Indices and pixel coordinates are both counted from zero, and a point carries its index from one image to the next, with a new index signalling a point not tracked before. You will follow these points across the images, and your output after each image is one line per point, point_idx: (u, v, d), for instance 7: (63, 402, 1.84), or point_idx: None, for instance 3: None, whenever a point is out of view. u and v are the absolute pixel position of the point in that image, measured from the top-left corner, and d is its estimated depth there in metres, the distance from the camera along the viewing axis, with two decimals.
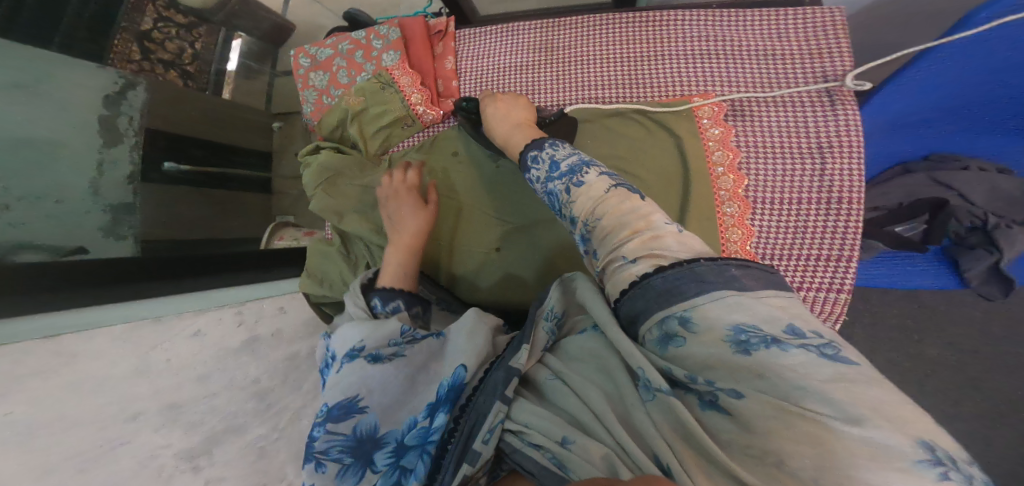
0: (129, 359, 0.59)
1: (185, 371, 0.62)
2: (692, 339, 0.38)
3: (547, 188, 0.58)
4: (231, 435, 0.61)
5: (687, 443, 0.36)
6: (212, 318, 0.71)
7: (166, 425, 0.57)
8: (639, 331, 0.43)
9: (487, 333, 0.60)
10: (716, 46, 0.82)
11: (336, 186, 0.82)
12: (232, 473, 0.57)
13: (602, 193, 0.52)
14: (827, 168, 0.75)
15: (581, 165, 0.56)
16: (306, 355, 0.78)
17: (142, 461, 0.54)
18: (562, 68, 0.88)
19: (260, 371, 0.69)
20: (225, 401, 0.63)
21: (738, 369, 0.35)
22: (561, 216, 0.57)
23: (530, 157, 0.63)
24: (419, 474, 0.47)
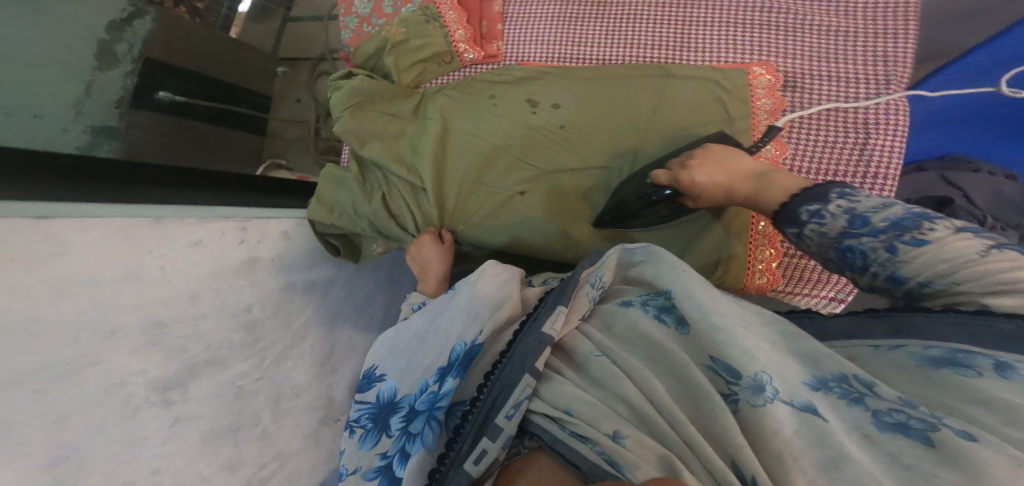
0: (122, 263, 0.51)
1: (177, 283, 0.56)
2: (996, 381, 0.34)
3: (841, 242, 0.45)
4: (210, 368, 0.58)
5: (808, 453, 0.35)
6: (215, 230, 0.65)
7: (144, 346, 0.52)
8: (903, 340, 0.40)
9: (517, 293, 0.59)
10: (777, 17, 0.74)
11: (365, 112, 0.76)
12: (204, 413, 0.57)
13: (970, 254, 0.39)
14: (868, 147, 0.70)
15: (917, 217, 0.42)
16: (302, 286, 0.75)
17: (110, 387, 0.48)
18: (613, 24, 0.80)
19: (253, 298, 0.66)
20: (212, 327, 0.59)
21: (1022, 420, 0.32)
22: (852, 270, 0.46)
23: (798, 208, 0.50)
24: (426, 441, 0.47)
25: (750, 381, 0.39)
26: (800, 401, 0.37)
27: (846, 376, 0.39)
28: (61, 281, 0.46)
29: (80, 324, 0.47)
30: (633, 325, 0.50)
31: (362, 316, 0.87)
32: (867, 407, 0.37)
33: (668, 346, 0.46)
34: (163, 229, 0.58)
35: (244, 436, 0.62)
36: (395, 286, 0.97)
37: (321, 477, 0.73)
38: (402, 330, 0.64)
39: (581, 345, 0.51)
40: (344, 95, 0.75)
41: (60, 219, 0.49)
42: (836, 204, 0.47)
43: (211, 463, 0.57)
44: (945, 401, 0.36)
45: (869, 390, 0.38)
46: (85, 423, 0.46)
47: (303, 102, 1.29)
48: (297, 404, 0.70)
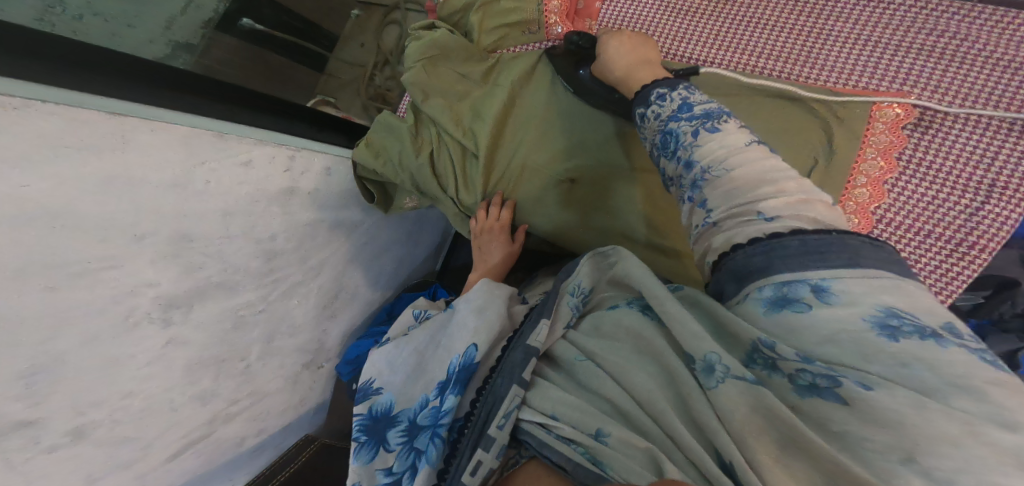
0: (174, 166, 0.47)
1: (217, 199, 0.52)
2: (824, 309, 0.30)
3: (668, 126, 0.46)
4: (220, 292, 0.55)
5: (767, 431, 0.31)
6: (268, 153, 0.60)
7: (167, 257, 0.48)
8: (747, 288, 0.35)
9: (504, 302, 0.54)
10: (933, 41, 0.58)
11: (437, 68, 0.69)
12: (196, 340, 0.54)
13: (742, 145, 0.41)
14: (985, 213, 0.56)
15: (720, 113, 0.44)
16: (329, 225, 0.72)
17: (119, 295, 0.44)
18: (725, 21, 0.67)
19: (281, 227, 0.62)
20: (235, 249, 0.56)
21: (875, 352, 0.28)
22: (664, 157, 0.46)
23: (651, 92, 0.51)
24: (431, 458, 0.42)
25: (702, 364, 0.35)
26: (752, 376, 0.32)
27: (756, 343, 0.33)
28: (114, 175, 0.41)
29: (111, 223, 0.42)
30: (616, 322, 0.43)
31: (374, 267, 0.84)
32: (783, 375, 0.32)
33: (650, 335, 0.39)
34: (224, 144, 0.54)
35: (227, 369, 0.60)
36: (411, 243, 0.94)
37: (288, 420, 0.73)
38: (402, 343, 0.57)
39: (564, 350, 0.44)
40: (417, 44, 0.68)
41: (132, 117, 0.44)
42: (681, 92, 0.48)
43: (186, 392, 0.55)
44: (803, 343, 0.31)
45: (774, 353, 0.31)
46: (78, 331, 0.42)
47: (367, 48, 1.16)
48: (286, 345, 0.68)
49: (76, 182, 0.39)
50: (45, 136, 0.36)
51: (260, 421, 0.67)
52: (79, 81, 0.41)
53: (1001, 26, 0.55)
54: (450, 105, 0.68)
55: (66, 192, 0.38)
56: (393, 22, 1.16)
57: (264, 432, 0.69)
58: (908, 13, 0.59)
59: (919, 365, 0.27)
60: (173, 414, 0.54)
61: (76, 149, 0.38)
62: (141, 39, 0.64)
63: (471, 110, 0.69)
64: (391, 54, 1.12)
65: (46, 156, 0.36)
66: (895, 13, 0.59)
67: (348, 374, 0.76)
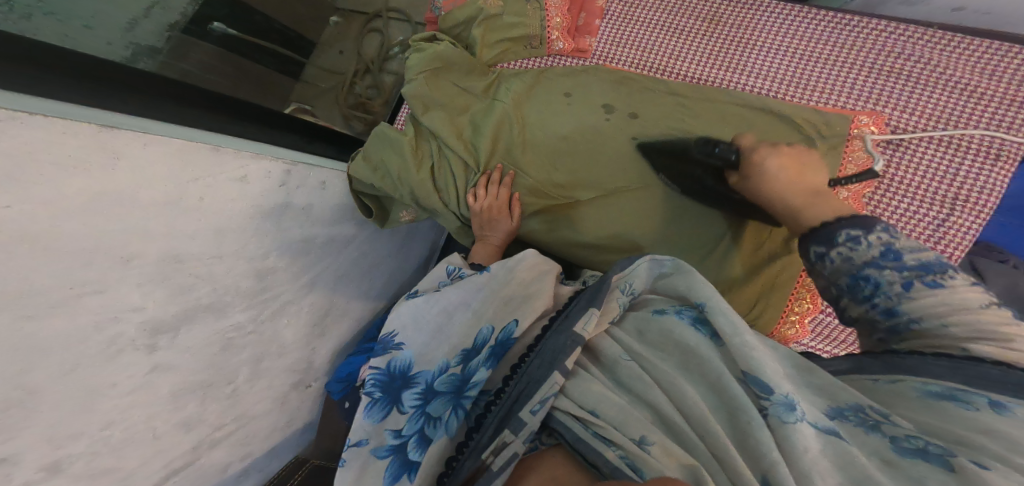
0: (165, 184, 0.44)
1: (210, 217, 0.49)
2: (990, 414, 0.33)
3: (862, 270, 0.44)
4: (209, 315, 0.52)
5: (834, 474, 0.32)
6: (262, 169, 0.57)
7: (155, 280, 0.44)
8: (899, 375, 0.39)
9: (552, 281, 0.58)
10: (903, 65, 0.64)
11: (439, 81, 0.69)
12: (184, 364, 0.50)
13: (972, 305, 0.39)
14: (949, 225, 0.61)
15: (936, 264, 0.42)
16: (321, 241, 0.69)
17: (102, 323, 0.41)
18: (717, 41, 0.71)
19: (273, 245, 0.59)
20: (226, 270, 0.52)
21: (1013, 444, 0.31)
22: (851, 297, 0.46)
23: (837, 230, 0.47)
24: (449, 428, 0.45)
25: (782, 400, 0.37)
26: (824, 426, 0.35)
27: (862, 407, 0.37)
28: (102, 194, 0.39)
29: (98, 243, 0.39)
30: (667, 332, 0.45)
31: (365, 282, 0.82)
32: (884, 434, 0.35)
33: (707, 357, 0.41)
34: (218, 157, 0.52)
35: (213, 395, 0.56)
36: (400, 257, 0.92)
37: (274, 444, 0.69)
38: (431, 300, 0.57)
39: (608, 346, 0.47)
40: (420, 55, 0.68)
41: (124, 130, 0.42)
42: (878, 234, 0.44)
43: (170, 419, 0.51)
44: (940, 429, 0.34)
45: (886, 419, 0.36)
46: (55, 362, 0.38)
47: (346, 56, 1.13)
48: (275, 365, 0.65)
49: (62, 202, 0.36)
50: (29, 152, 0.34)
51: (246, 446, 0.63)
52: (61, 95, 0.39)
53: (961, 53, 0.62)
54: (452, 121, 0.68)
55: (50, 212, 0.35)
56: (373, 30, 1.13)
57: (251, 457, 0.65)
58: (880, 38, 0.65)
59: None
60: (155, 443, 0.50)
61: (61, 165, 0.36)
62: (100, 39, 0.60)
63: (472, 123, 0.69)
64: (372, 62, 1.10)
65: (28, 174, 0.33)
66: (870, 39, 0.65)
67: (339, 393, 0.73)
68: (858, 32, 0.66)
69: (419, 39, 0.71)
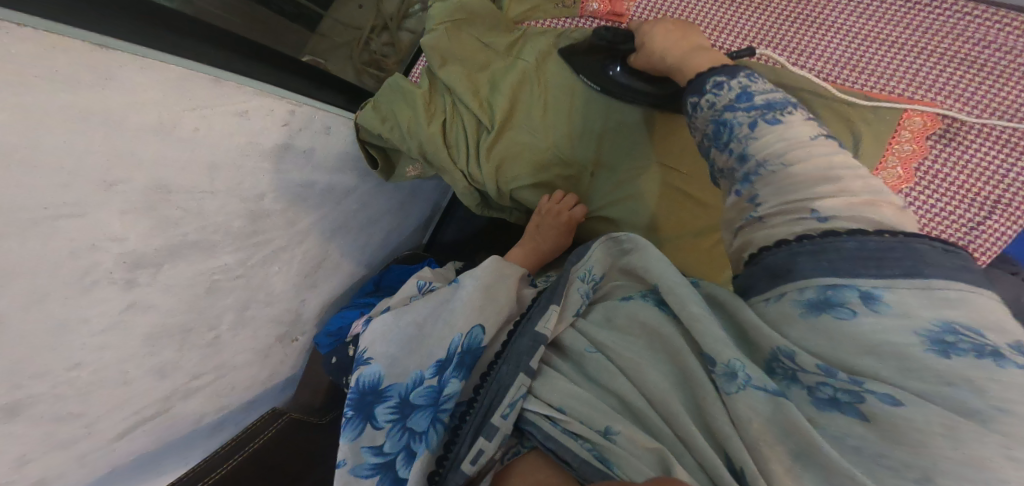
0: (158, 109, 0.41)
1: (204, 149, 0.46)
2: (873, 319, 0.31)
3: (721, 116, 0.43)
4: (196, 253, 0.49)
5: (780, 441, 0.32)
6: (266, 106, 0.54)
7: (140, 209, 0.42)
8: (782, 287, 0.36)
9: (514, 283, 0.54)
10: (970, 51, 0.57)
11: (460, 34, 0.64)
12: (164, 303, 0.48)
13: (806, 138, 0.39)
14: (988, 226, 0.56)
15: (782, 103, 0.42)
16: (321, 189, 0.66)
17: (77, 251, 0.38)
18: (766, 16, 0.66)
19: (271, 186, 0.56)
20: (217, 206, 0.49)
21: (920, 368, 0.29)
22: (715, 148, 0.44)
23: (706, 80, 0.45)
24: (430, 442, 0.42)
25: (723, 369, 0.35)
26: (771, 388, 0.33)
27: (781, 353, 0.35)
28: (88, 113, 0.35)
29: (81, 164, 0.36)
30: (631, 316, 0.43)
31: (361, 238, 0.79)
32: (802, 386, 0.34)
33: (668, 334, 0.40)
34: (220, 89, 0.48)
35: (195, 339, 0.53)
36: (401, 216, 0.89)
37: (253, 395, 0.67)
38: (400, 314, 0.53)
39: (573, 340, 0.44)
40: (442, 4, 0.63)
41: (112, 49, 0.38)
42: (739, 80, 0.44)
43: (144, 364, 0.48)
44: (837, 353, 0.32)
45: (797, 363, 0.34)
46: (29, 286, 0.35)
47: (366, 11, 1.08)
48: (261, 315, 0.62)
49: (40, 115, 0.32)
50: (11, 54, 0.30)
51: (222, 397, 0.61)
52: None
53: None
54: (472, 78, 0.64)
55: (30, 125, 0.32)
56: None
57: (226, 409, 0.63)
58: (950, 20, 0.58)
59: (965, 386, 0.28)
60: (125, 388, 0.47)
61: (44, 74, 0.32)
62: None
63: (491, 81, 0.65)
64: (391, 19, 1.08)
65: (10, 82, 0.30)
66: (938, 21, 0.58)
67: (327, 347, 0.70)
68: (925, 12, 0.59)
69: None
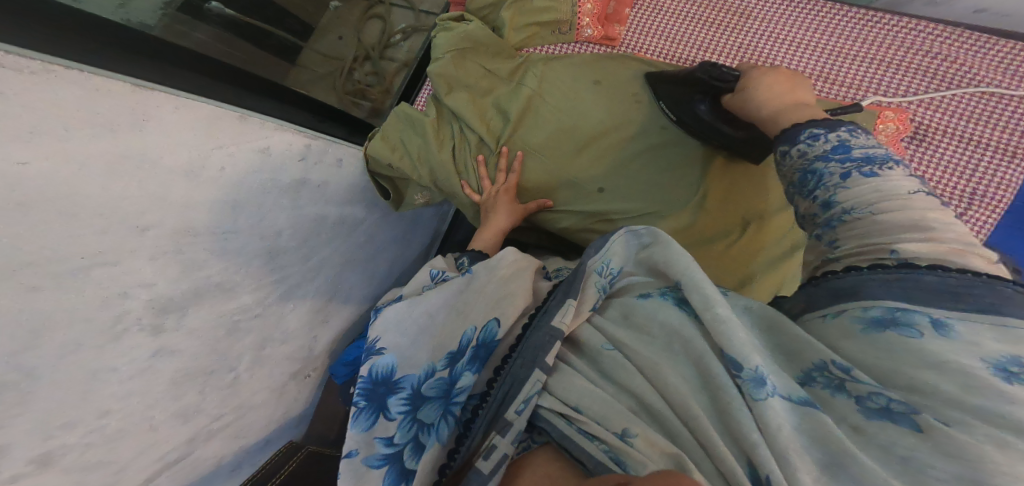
0: (190, 152, 0.42)
1: (228, 189, 0.46)
2: (937, 342, 0.30)
3: (813, 165, 0.43)
4: (218, 294, 0.48)
5: (810, 450, 0.30)
6: (285, 140, 0.55)
7: (168, 252, 0.41)
8: (845, 304, 0.36)
9: (530, 277, 0.56)
10: (925, 62, 0.65)
11: (464, 62, 0.67)
12: (188, 348, 0.47)
13: (904, 193, 0.38)
14: (967, 219, 0.63)
15: (883, 157, 0.41)
16: (332, 222, 0.66)
17: (109, 298, 0.37)
18: (741, 34, 0.72)
19: (287, 223, 0.56)
20: (237, 246, 0.49)
21: (981, 385, 0.28)
22: (801, 196, 0.44)
23: (801, 131, 0.46)
24: (441, 434, 0.44)
25: (751, 375, 0.34)
26: (799, 397, 0.33)
27: (825, 363, 0.34)
28: (126, 156, 0.36)
29: (115, 210, 0.36)
30: (651, 317, 0.43)
31: (369, 268, 0.79)
32: (849, 395, 0.32)
33: (689, 335, 0.39)
34: (243, 131, 0.50)
35: (216, 381, 0.52)
36: (405, 244, 0.90)
37: (269, 433, 0.66)
38: (415, 303, 0.52)
39: (591, 336, 0.45)
40: (447, 35, 0.67)
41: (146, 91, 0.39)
42: (838, 133, 0.44)
43: (168, 408, 0.47)
44: (896, 368, 0.31)
45: (848, 375, 0.32)
46: (62, 336, 0.34)
47: (347, 42, 1.11)
48: (276, 353, 0.61)
49: (82, 162, 0.33)
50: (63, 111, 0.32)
51: (241, 438, 0.59)
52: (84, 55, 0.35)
53: (983, 52, 0.63)
54: (479, 104, 0.67)
55: (67, 176, 0.32)
56: (375, 17, 1.13)
57: (246, 449, 0.61)
58: (907, 36, 0.66)
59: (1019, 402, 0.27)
60: (152, 434, 0.46)
61: (91, 131, 0.33)
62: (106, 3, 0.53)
63: (496, 106, 0.68)
64: (372, 49, 1.10)
65: (53, 131, 0.31)
66: (896, 35, 0.66)
67: (345, 377, 0.70)
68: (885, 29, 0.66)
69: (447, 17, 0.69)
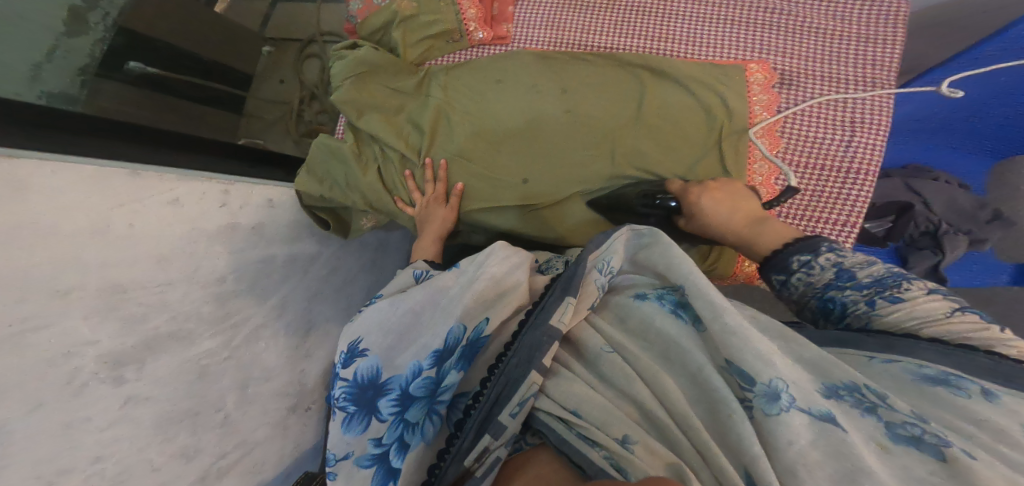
0: (87, 211, 0.44)
1: (150, 243, 0.50)
2: (983, 403, 0.36)
3: (826, 292, 0.49)
4: (175, 344, 0.52)
5: (826, 464, 0.34)
6: (195, 189, 0.58)
7: (103, 311, 0.45)
8: (898, 355, 0.42)
9: (525, 273, 0.59)
10: (782, 18, 0.69)
11: (366, 85, 0.70)
12: (161, 394, 0.50)
13: (940, 315, 0.43)
14: (857, 144, 0.64)
15: (894, 278, 0.46)
16: (282, 260, 0.69)
17: (55, 357, 0.41)
18: (615, 12, 0.73)
19: (227, 268, 0.59)
20: (178, 295, 0.52)
21: (1007, 437, 0.34)
22: (828, 319, 0.50)
23: (788, 256, 0.53)
24: (426, 433, 0.48)
25: (766, 389, 0.38)
26: (817, 410, 0.37)
27: (857, 386, 0.39)
28: (18, 224, 0.39)
29: (30, 278, 0.39)
30: (646, 322, 0.49)
31: (343, 298, 0.83)
32: (880, 418, 0.37)
33: (685, 345, 0.45)
34: (140, 182, 0.51)
35: (205, 422, 0.56)
36: (378, 269, 0.94)
37: (286, 468, 0.70)
38: (395, 306, 0.56)
39: (590, 338, 0.51)
40: (342, 63, 0.70)
41: (23, 157, 0.42)
42: (825, 256, 0.50)
43: (164, 450, 0.51)
44: (926, 409, 0.37)
45: (881, 401, 0.38)
46: (18, 398, 0.39)
47: (287, 84, 1.25)
48: (264, 390, 0.65)
49: None
50: None
51: (257, 474, 0.64)
52: None
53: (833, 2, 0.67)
54: (389, 121, 0.70)
55: None
56: (309, 55, 1.24)
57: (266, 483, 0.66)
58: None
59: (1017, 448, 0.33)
60: (156, 475, 0.50)
61: None
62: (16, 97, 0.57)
63: (409, 121, 0.71)
64: (316, 88, 1.17)
65: None
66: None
67: None
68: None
69: (341, 47, 0.72)
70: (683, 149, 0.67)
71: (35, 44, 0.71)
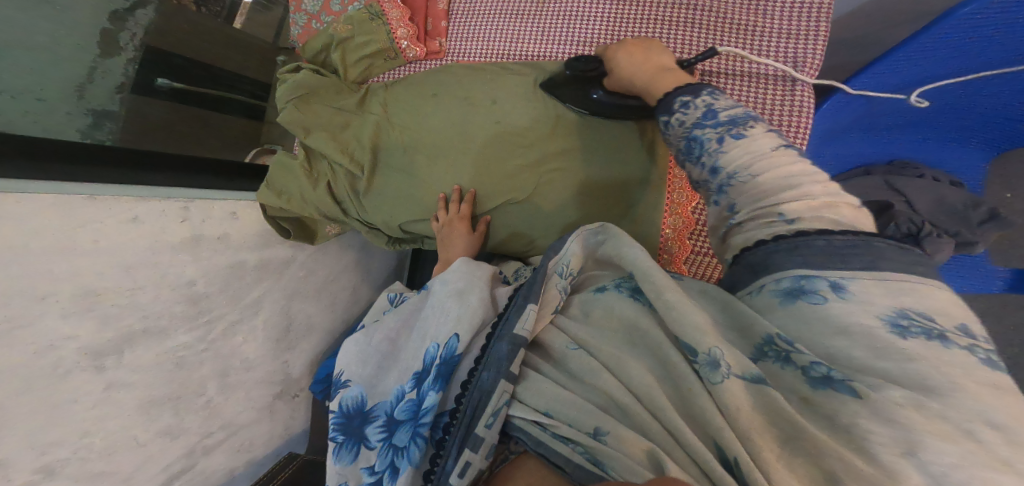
0: (54, 231, 0.50)
1: (117, 254, 0.56)
2: (840, 304, 0.33)
3: (691, 133, 0.45)
4: (150, 339, 0.59)
5: (770, 428, 0.34)
6: (156, 207, 0.62)
7: (78, 313, 0.52)
8: (761, 280, 0.38)
9: (485, 285, 0.58)
10: (700, 16, 0.68)
11: (310, 105, 0.77)
12: (140, 380, 0.58)
13: (767, 150, 0.40)
14: None
15: (746, 117, 0.43)
16: (253, 265, 0.74)
17: (41, 350, 0.49)
18: (542, 19, 0.76)
19: (198, 273, 0.65)
20: (148, 298, 0.59)
21: (888, 347, 0.30)
22: (690, 162, 0.45)
23: (674, 99, 0.49)
24: (413, 457, 0.47)
25: (706, 358, 0.37)
26: (751, 374, 0.35)
27: (772, 337, 0.36)
28: None
29: (12, 285, 0.46)
30: (609, 311, 0.47)
31: (326, 296, 0.89)
32: (795, 366, 0.34)
33: (646, 325, 0.43)
34: (100, 204, 0.56)
35: (187, 404, 0.64)
36: (363, 270, 1.00)
37: (276, 447, 0.79)
38: (370, 333, 0.64)
39: (555, 338, 0.47)
40: (285, 88, 0.77)
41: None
42: (703, 99, 0.47)
43: (149, 428, 0.60)
44: (815, 337, 0.34)
45: (791, 347, 0.34)
46: (15, 381, 0.47)
47: None
48: (246, 379, 0.72)
49: None
50: None
51: (245, 451, 0.73)
52: None
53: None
54: (334, 137, 0.75)
55: None
56: None
57: (253, 461, 0.75)
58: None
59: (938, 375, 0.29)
60: (142, 449, 0.59)
61: None
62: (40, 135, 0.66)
63: (354, 137, 0.76)
64: None
65: None
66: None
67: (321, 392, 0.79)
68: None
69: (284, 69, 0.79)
70: (601, 147, 0.68)
71: (76, 68, 0.79)
